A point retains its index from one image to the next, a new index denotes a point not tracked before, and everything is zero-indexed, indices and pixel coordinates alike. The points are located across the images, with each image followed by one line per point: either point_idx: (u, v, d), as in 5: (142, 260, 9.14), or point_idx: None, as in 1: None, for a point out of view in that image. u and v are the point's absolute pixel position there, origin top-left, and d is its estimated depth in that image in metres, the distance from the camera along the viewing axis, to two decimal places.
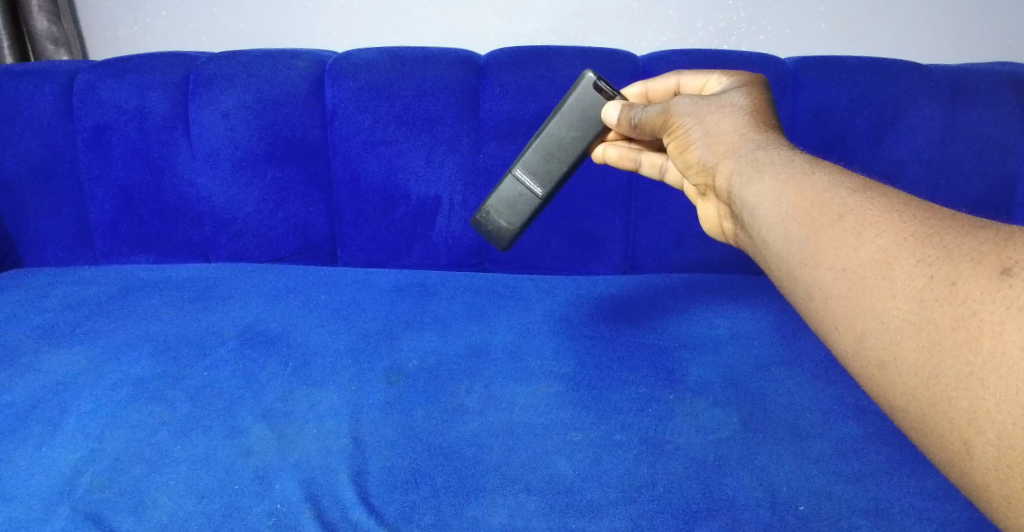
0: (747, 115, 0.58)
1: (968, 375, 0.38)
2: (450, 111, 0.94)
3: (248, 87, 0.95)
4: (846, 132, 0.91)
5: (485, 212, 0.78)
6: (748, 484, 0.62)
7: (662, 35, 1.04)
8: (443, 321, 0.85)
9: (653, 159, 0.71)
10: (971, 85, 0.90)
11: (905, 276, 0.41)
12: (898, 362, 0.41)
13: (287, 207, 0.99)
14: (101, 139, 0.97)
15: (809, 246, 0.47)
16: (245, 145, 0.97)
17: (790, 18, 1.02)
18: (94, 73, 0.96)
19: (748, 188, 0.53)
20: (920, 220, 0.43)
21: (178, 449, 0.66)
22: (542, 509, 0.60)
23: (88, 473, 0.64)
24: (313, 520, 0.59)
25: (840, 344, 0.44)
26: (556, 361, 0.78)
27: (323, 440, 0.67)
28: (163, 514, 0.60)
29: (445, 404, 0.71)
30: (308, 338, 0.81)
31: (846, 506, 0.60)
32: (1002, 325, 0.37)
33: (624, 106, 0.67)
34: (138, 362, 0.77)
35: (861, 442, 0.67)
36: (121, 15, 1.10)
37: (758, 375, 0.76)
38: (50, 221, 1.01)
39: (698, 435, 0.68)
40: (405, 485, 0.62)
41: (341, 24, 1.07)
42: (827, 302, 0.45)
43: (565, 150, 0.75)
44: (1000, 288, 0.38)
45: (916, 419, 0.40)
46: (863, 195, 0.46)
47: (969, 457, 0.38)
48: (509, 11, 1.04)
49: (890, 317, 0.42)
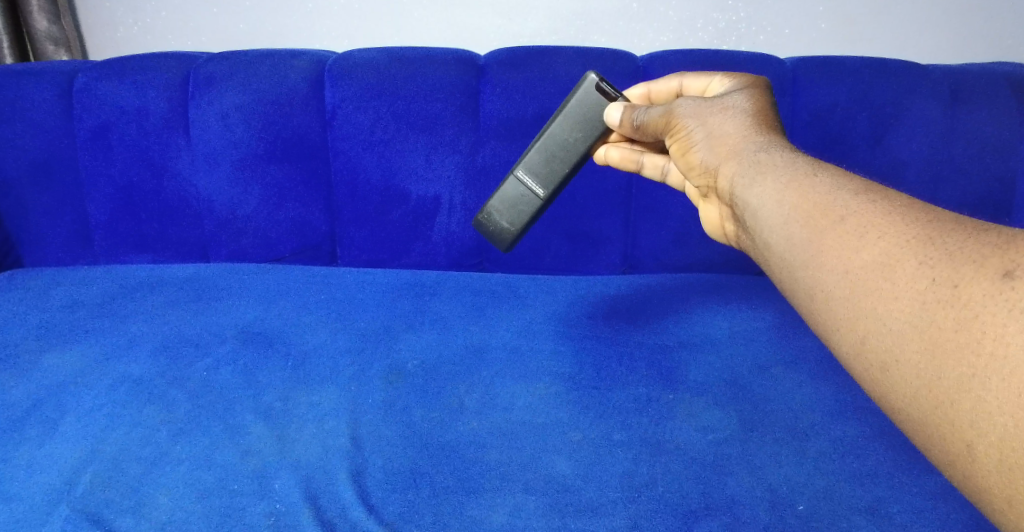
0: (749, 117, 0.58)
1: (970, 378, 0.38)
2: (450, 111, 0.94)
3: (248, 87, 0.95)
4: (846, 133, 0.92)
5: (487, 212, 0.78)
6: (747, 484, 0.63)
7: (662, 35, 1.04)
8: (443, 321, 0.85)
9: (655, 161, 0.71)
10: (970, 86, 0.91)
11: (908, 278, 0.42)
12: (901, 364, 0.41)
13: (287, 207, 0.99)
14: (101, 138, 0.97)
15: (811, 248, 0.47)
16: (244, 145, 0.97)
17: (790, 18, 1.02)
18: (93, 73, 0.96)
19: (750, 189, 0.53)
20: (923, 223, 0.43)
21: (178, 449, 0.66)
22: (542, 509, 0.60)
23: (88, 473, 0.64)
24: (312, 520, 0.59)
25: (843, 346, 0.44)
26: (556, 361, 0.78)
27: (322, 439, 0.67)
28: (163, 513, 0.60)
29: (445, 404, 0.71)
30: (309, 338, 0.82)
31: (845, 506, 0.61)
32: (1004, 327, 0.37)
33: (627, 108, 0.67)
34: (138, 362, 0.77)
35: (860, 442, 0.67)
36: (121, 15, 1.09)
37: (758, 376, 0.76)
38: (50, 221, 1.01)
39: (698, 435, 0.68)
40: (404, 485, 0.62)
41: (341, 24, 1.07)
42: (829, 304, 0.45)
43: (567, 151, 0.75)
44: (1002, 291, 0.38)
45: (918, 421, 0.40)
46: (865, 198, 0.47)
47: (971, 460, 0.38)
48: (510, 11, 1.04)
49: (892, 319, 0.42)
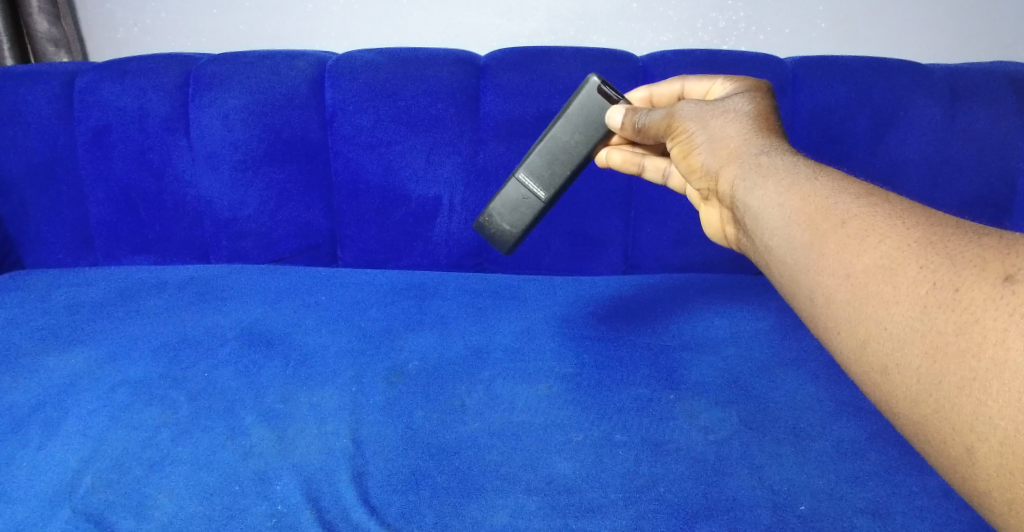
0: (751, 120, 0.58)
1: (971, 382, 0.38)
2: (450, 111, 0.94)
3: (247, 88, 0.95)
4: (846, 133, 0.92)
5: (488, 215, 0.78)
6: (748, 485, 0.63)
7: (662, 35, 1.04)
8: (444, 321, 0.85)
9: (657, 164, 0.71)
10: (970, 85, 0.91)
11: (909, 282, 0.42)
12: (902, 368, 0.41)
13: (287, 208, 0.99)
14: (101, 139, 0.97)
15: (812, 252, 0.47)
16: (244, 145, 0.96)
17: (789, 17, 1.02)
18: (94, 75, 0.96)
19: (751, 192, 0.53)
20: (924, 226, 0.43)
21: (179, 449, 0.66)
22: (543, 509, 0.61)
23: (90, 474, 0.64)
24: (314, 521, 0.60)
25: (843, 349, 0.44)
26: (556, 361, 0.78)
27: (322, 440, 0.67)
28: (165, 514, 0.60)
29: (445, 405, 0.71)
30: (309, 339, 0.82)
31: (847, 506, 0.61)
32: (1006, 332, 0.37)
33: (629, 111, 0.67)
34: (139, 364, 0.78)
35: (861, 442, 0.67)
36: (122, 16, 1.09)
37: (758, 376, 0.76)
38: (51, 223, 1.01)
39: (698, 435, 0.68)
40: (405, 485, 0.63)
41: (342, 24, 1.07)
42: (830, 308, 0.45)
43: (569, 154, 0.75)
44: (1003, 295, 0.38)
45: (919, 424, 0.40)
46: (867, 202, 0.47)
47: (971, 463, 0.38)
48: (508, 11, 1.04)
49: (893, 322, 0.42)
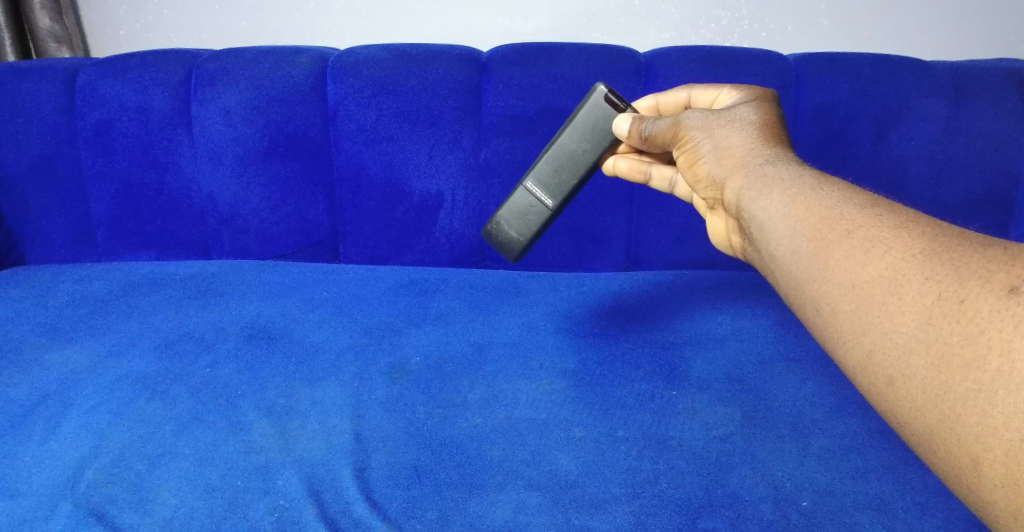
0: (756, 130, 0.58)
1: (976, 394, 0.38)
2: (452, 107, 0.94)
3: (249, 83, 0.95)
4: (848, 130, 0.92)
5: (496, 222, 0.78)
6: (749, 482, 0.63)
7: (665, 32, 1.04)
8: (446, 318, 0.85)
9: (663, 172, 0.72)
10: (972, 82, 0.91)
11: (914, 293, 0.42)
12: (907, 379, 0.41)
13: (288, 204, 0.99)
14: (102, 136, 0.97)
15: (816, 262, 0.47)
16: (245, 140, 0.96)
17: (792, 16, 1.02)
18: (95, 71, 0.96)
19: (756, 202, 0.53)
20: (929, 238, 0.44)
21: (182, 445, 0.67)
22: (544, 504, 0.61)
23: (90, 470, 0.64)
24: (315, 516, 0.60)
25: (848, 360, 0.45)
26: (559, 358, 0.79)
27: (324, 436, 0.68)
28: (165, 509, 0.61)
29: (446, 401, 0.72)
30: (310, 335, 0.82)
31: (846, 502, 0.62)
32: (1011, 342, 0.37)
33: (636, 120, 0.67)
34: (141, 360, 0.78)
35: (861, 438, 0.68)
36: (123, 12, 1.09)
37: (760, 374, 0.76)
38: (52, 218, 1.01)
39: (700, 432, 0.68)
40: (406, 480, 0.63)
41: (343, 22, 1.07)
42: (835, 318, 0.46)
43: (576, 162, 0.75)
44: (1008, 306, 0.38)
45: (925, 434, 0.41)
46: (872, 212, 0.47)
47: (977, 474, 0.38)
48: (511, 9, 1.04)
49: (898, 334, 0.42)
